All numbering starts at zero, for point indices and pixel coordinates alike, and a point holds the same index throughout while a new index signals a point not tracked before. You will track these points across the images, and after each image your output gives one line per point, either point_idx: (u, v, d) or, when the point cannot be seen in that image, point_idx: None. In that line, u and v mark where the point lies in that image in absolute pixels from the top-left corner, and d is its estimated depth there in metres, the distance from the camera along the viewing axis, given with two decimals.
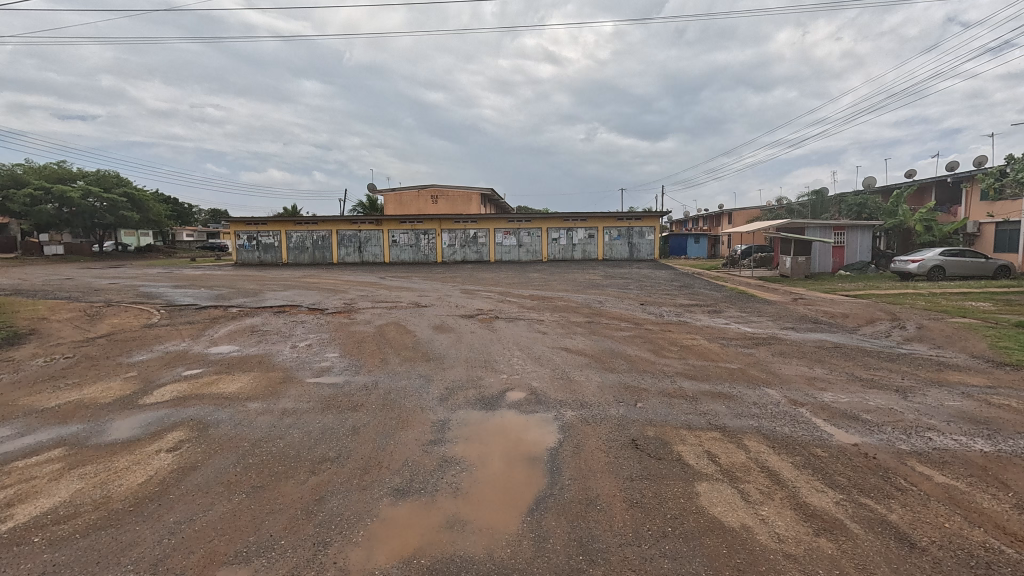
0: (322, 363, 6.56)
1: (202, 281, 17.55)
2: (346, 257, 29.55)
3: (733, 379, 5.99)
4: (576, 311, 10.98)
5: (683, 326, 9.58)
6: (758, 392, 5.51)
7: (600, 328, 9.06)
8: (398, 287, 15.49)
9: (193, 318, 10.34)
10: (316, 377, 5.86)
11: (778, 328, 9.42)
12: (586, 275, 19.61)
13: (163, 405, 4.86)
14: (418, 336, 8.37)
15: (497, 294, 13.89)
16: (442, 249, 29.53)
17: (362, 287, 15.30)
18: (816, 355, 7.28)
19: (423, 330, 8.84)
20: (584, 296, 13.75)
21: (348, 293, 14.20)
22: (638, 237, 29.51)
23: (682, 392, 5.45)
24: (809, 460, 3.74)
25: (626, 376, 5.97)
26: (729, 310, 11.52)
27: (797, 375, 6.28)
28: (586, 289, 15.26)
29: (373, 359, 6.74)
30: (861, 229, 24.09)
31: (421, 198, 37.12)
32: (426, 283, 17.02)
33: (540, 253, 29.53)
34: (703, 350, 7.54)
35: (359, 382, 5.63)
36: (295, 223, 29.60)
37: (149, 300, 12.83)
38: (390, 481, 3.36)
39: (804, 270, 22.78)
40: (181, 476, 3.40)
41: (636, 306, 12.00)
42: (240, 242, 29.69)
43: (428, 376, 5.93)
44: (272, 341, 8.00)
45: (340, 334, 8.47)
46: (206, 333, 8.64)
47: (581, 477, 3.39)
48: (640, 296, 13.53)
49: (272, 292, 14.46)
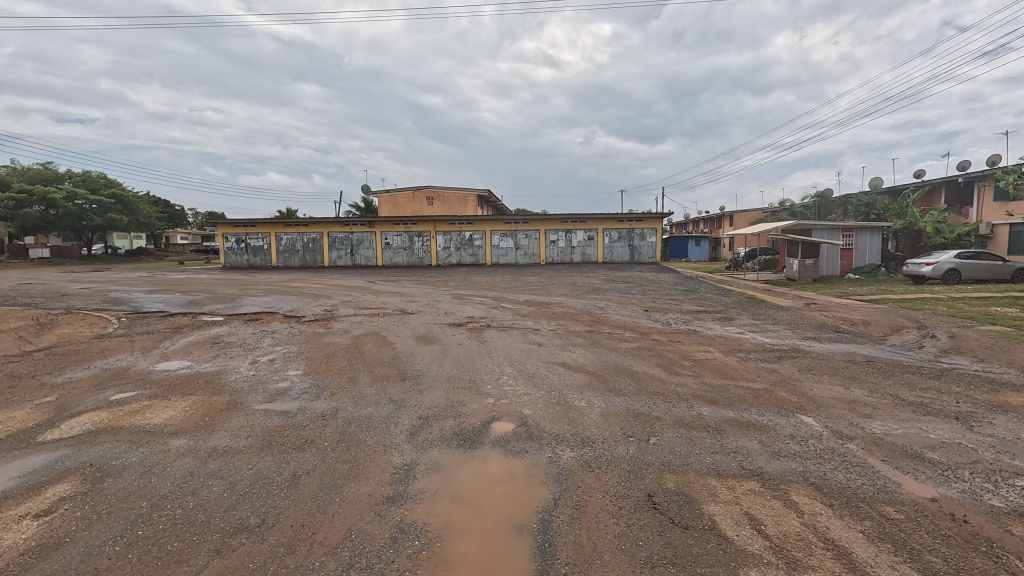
0: (280, 384, 5.63)
1: (180, 285, 16.65)
2: (338, 260, 28.65)
3: (760, 404, 5.08)
4: (575, 319, 10.09)
5: (694, 335, 8.69)
6: (792, 421, 4.61)
7: (603, 339, 8.17)
8: (387, 292, 14.60)
9: (154, 327, 9.42)
10: (266, 402, 4.94)
11: (799, 338, 8.52)
12: (586, 278, 18.71)
13: (66, 441, 3.94)
14: (398, 348, 7.46)
15: (491, 300, 12.97)
16: (438, 252, 28.66)
17: (348, 292, 14.40)
18: (849, 372, 6.38)
19: (405, 341, 7.94)
20: (583, 301, 12.85)
21: (331, 298, 13.30)
22: (639, 239, 28.65)
23: (703, 421, 4.54)
24: (884, 529, 2.84)
25: (634, 401, 5.06)
26: (741, 317, 10.64)
27: (834, 397, 5.37)
28: (585, 294, 14.37)
29: (339, 378, 5.81)
30: (871, 231, 23.27)
31: (416, 200, 36.25)
32: (417, 287, 16.11)
33: (538, 256, 28.68)
34: (720, 366, 6.63)
35: (316, 411, 4.70)
36: (285, 225, 28.70)
37: (114, 306, 11.90)
38: (321, 568, 2.46)
39: (812, 273, 21.96)
40: (36, 559, 2.49)
41: (640, 313, 11.11)
42: (228, 245, 28.79)
43: (400, 401, 5.01)
44: (231, 354, 7.07)
45: (311, 347, 7.54)
46: (161, 345, 7.73)
47: (583, 564, 2.48)
48: (644, 302, 12.63)
49: (251, 297, 13.55)
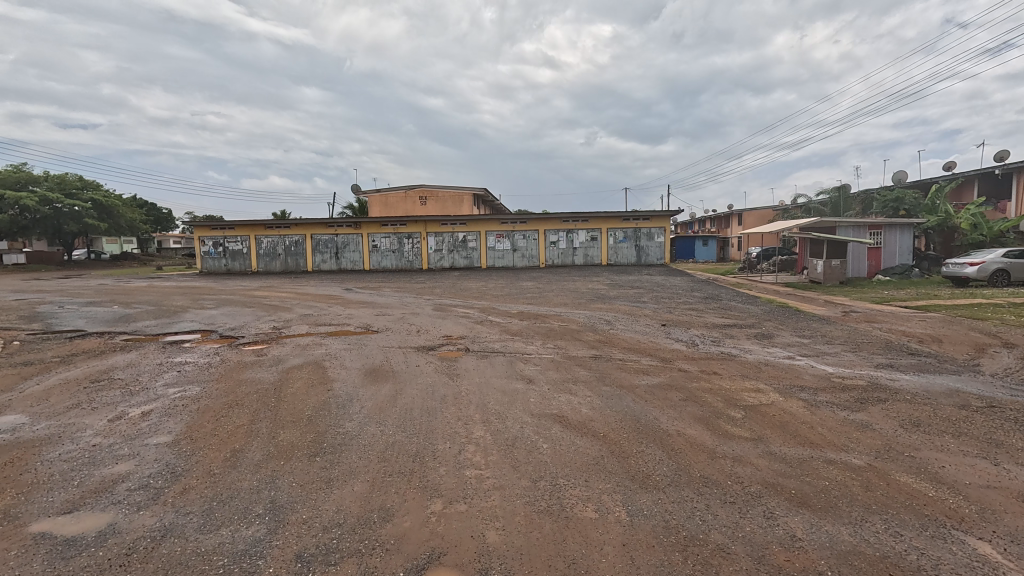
0: (120, 466, 3.60)
1: (130, 295, 14.74)
2: (322, 264, 26.69)
3: (885, 510, 3.05)
4: (579, 340, 8.05)
5: (732, 363, 6.67)
6: (964, 557, 2.59)
7: (615, 370, 6.20)
8: (359, 303, 12.65)
9: (43, 354, 7.44)
10: (57, 518, 2.91)
11: (871, 366, 6.50)
12: (590, 284, 16.71)
13: None
14: (336, 390, 5.46)
15: (477, 312, 10.93)
16: (429, 254, 26.69)
17: (314, 304, 12.45)
18: (981, 430, 4.33)
19: (351, 377, 5.95)
20: (586, 313, 10.82)
21: (289, 312, 11.29)
22: (646, 239, 26.62)
23: (808, 563, 2.53)
24: None
25: (677, 505, 3.04)
26: (782, 334, 8.61)
27: (992, 488, 3.34)
28: (588, 303, 12.34)
29: (216, 452, 3.79)
30: (901, 228, 21.27)
31: (409, 199, 34.36)
32: (396, 296, 14.13)
33: (537, 258, 26.71)
34: (784, 419, 4.61)
35: (126, 542, 2.68)
36: (265, 227, 26.76)
37: (26, 324, 9.94)
38: None
39: (839, 275, 19.92)
40: None
41: (656, 329, 9.09)
42: (204, 249, 26.93)
43: (286, 510, 2.99)
44: (96, 403, 5.03)
45: (218, 388, 5.51)
46: (20, 386, 5.73)
47: None
48: (658, 314, 10.62)
49: (197, 311, 11.59)
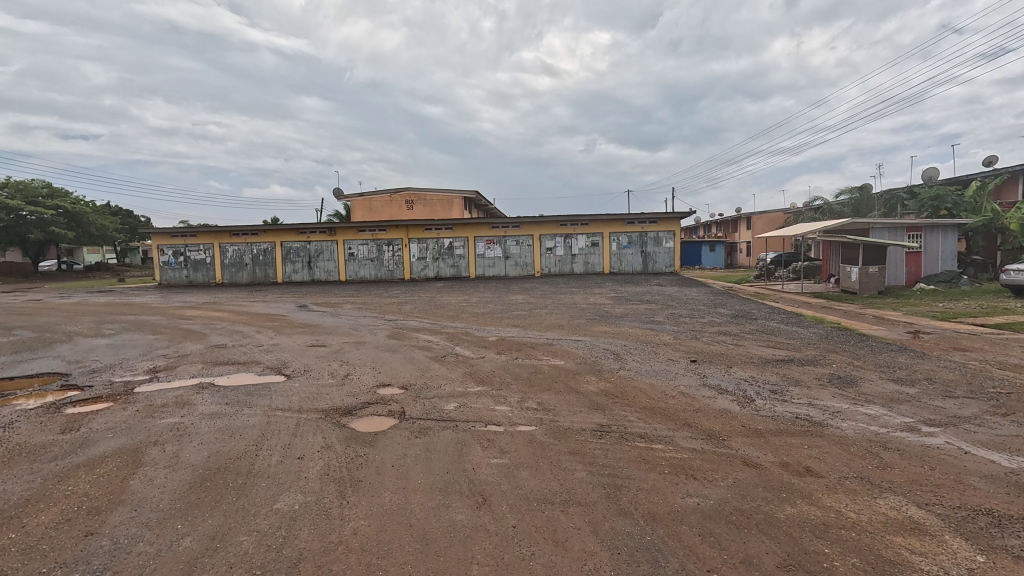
0: None
1: (31, 316, 12.16)
2: (293, 275, 24.09)
3: None
4: (575, 393, 5.41)
5: (826, 446, 4.01)
6: None
7: (634, 470, 3.58)
8: (301, 326, 10.04)
9: None
10: None
11: None
12: (590, 298, 14.07)
13: None
14: (103, 533, 2.82)
15: (441, 341, 8.31)
16: (411, 263, 24.13)
17: (242, 328, 9.83)
18: None
19: (164, 492, 3.30)
20: (586, 341, 8.18)
21: (197, 341, 8.64)
22: (652, 244, 24.03)
23: None
24: None
25: None
26: (869, 377, 5.99)
27: None
28: (588, 325, 9.68)
29: None
30: (944, 230, 18.71)
31: (394, 204, 31.94)
32: (351, 316, 11.48)
33: (532, 266, 24.11)
34: None
35: None
36: (231, 235, 24.25)
37: None
38: None
39: (877, 284, 17.29)
40: None
41: (684, 369, 6.46)
42: (164, 259, 24.39)
43: None
44: None
45: None
46: None
47: None
48: (681, 343, 7.98)
49: (83, 340, 8.97)
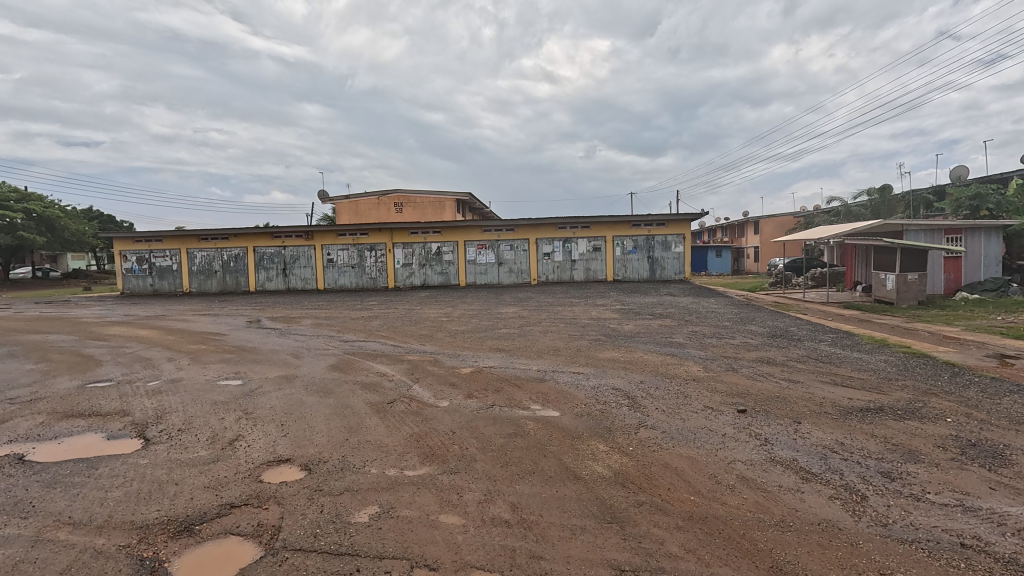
0: None
1: None
2: (267, 283, 22.13)
3: None
4: (574, 485, 3.33)
5: None
6: None
7: None
8: (230, 351, 8.00)
9: None
10: None
11: None
12: (592, 311, 12.06)
13: None
14: None
15: (397, 376, 6.25)
16: (396, 270, 22.14)
17: (153, 354, 7.75)
18: None
19: None
20: (590, 375, 6.12)
21: (78, 375, 6.57)
22: (660, 248, 22.02)
23: None
24: None
25: None
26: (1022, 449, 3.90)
27: None
28: (591, 349, 7.65)
29: None
30: (987, 232, 16.70)
31: (383, 207, 30.04)
32: (302, 335, 9.44)
33: (527, 272, 22.12)
34: None
35: None
36: (200, 239, 22.29)
37: None
38: None
39: (917, 292, 15.24)
40: None
41: (735, 429, 4.36)
42: (128, 266, 22.42)
43: None
44: None
45: None
46: None
47: None
48: (718, 379, 5.93)
49: None
